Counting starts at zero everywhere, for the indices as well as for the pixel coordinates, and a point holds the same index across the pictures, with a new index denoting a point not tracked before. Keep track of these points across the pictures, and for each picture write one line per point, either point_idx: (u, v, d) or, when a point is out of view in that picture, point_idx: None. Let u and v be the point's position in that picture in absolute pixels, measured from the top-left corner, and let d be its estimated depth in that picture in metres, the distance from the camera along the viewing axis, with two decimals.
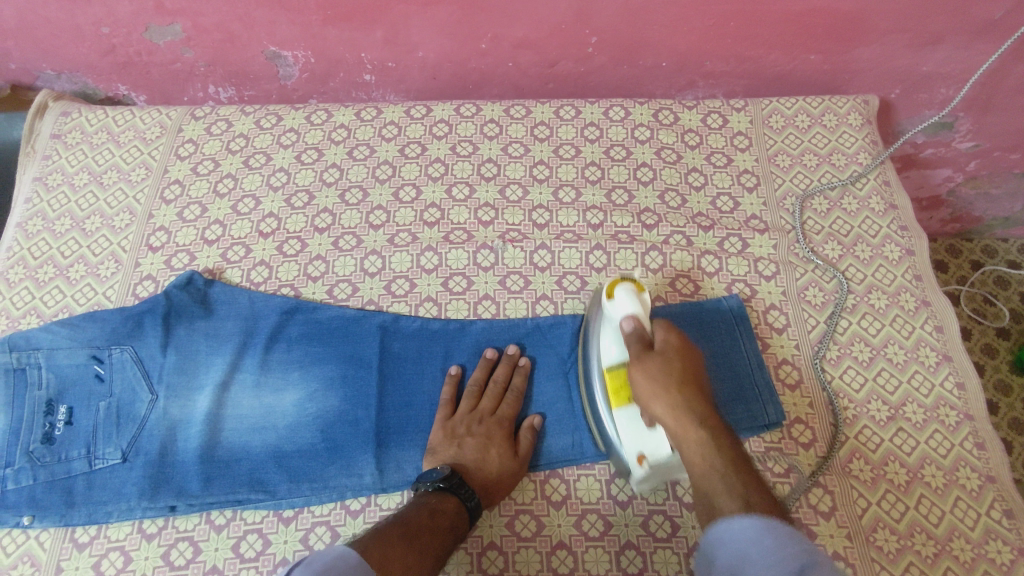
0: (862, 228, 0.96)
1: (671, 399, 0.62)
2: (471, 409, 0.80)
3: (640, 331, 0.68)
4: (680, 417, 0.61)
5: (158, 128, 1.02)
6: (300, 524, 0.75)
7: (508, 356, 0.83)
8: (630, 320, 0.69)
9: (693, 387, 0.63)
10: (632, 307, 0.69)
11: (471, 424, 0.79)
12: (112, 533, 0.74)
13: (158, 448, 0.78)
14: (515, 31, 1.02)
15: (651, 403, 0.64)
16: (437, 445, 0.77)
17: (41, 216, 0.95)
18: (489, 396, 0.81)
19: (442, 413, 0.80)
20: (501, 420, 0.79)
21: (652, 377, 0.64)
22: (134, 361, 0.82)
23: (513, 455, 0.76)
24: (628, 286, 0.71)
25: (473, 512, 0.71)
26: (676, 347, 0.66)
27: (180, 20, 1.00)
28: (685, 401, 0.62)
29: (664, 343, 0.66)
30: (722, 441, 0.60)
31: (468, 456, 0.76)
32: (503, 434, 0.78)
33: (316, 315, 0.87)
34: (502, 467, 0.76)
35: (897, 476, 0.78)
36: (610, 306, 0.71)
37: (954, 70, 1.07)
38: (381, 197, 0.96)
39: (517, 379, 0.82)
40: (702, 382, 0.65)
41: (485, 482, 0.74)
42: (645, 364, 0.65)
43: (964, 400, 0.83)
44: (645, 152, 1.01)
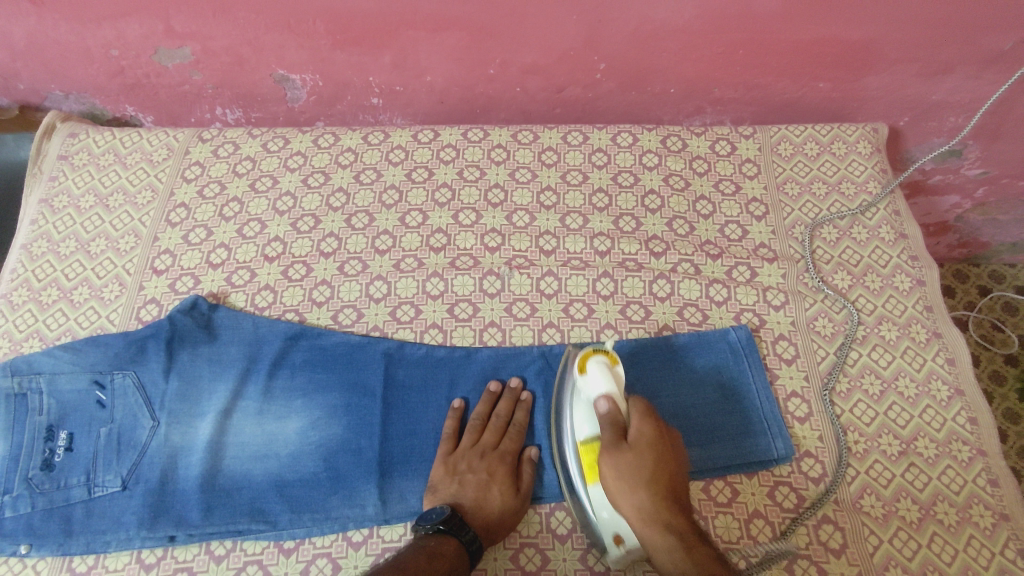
0: (871, 258, 0.95)
1: (639, 498, 0.67)
2: (473, 443, 0.79)
3: (614, 413, 0.70)
4: (647, 517, 0.66)
5: (165, 150, 1.02)
6: (301, 555, 0.74)
7: (510, 391, 0.83)
8: (605, 401, 0.70)
9: (661, 481, 0.67)
10: (606, 387, 0.71)
11: (472, 461, 0.77)
12: (111, 563, 0.73)
13: (159, 476, 0.77)
14: (523, 57, 1.02)
15: (621, 502, 0.68)
16: (439, 482, 0.76)
17: (47, 237, 0.95)
18: (490, 430, 0.80)
19: (444, 447, 0.79)
20: (502, 456, 0.78)
21: (623, 474, 0.68)
22: (136, 386, 0.82)
23: (514, 493, 0.75)
24: (600, 361, 0.73)
25: (475, 554, 0.69)
26: (649, 437, 0.70)
27: (190, 43, 1.00)
28: (651, 502, 0.66)
29: (636, 434, 0.70)
30: (689, 540, 0.64)
31: (469, 495, 0.75)
32: (505, 471, 0.77)
33: (321, 341, 0.86)
34: (502, 506, 0.74)
35: (909, 513, 0.77)
36: (583, 381, 0.73)
37: (963, 99, 1.06)
38: (387, 221, 0.96)
39: (519, 414, 0.81)
40: (672, 474, 0.69)
41: (486, 520, 0.73)
42: (617, 458, 0.68)
43: (977, 435, 0.82)
44: (653, 178, 1.01)
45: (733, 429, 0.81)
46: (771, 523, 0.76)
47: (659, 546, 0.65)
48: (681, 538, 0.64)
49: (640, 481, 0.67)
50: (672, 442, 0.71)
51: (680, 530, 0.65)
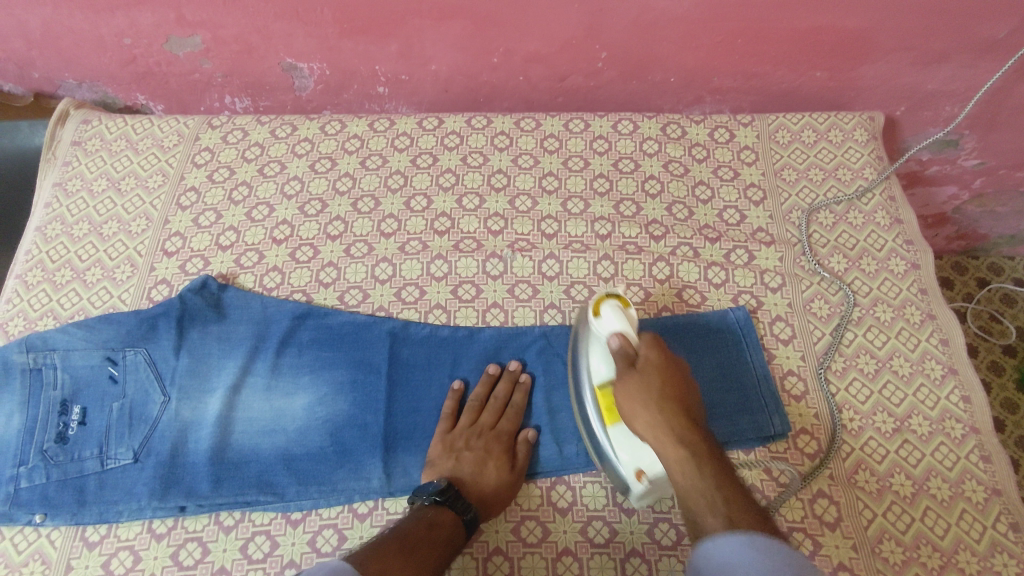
0: (867, 242, 0.97)
1: (650, 415, 0.67)
2: (471, 423, 0.81)
3: (626, 349, 0.71)
4: (658, 432, 0.66)
5: (175, 136, 1.04)
6: (307, 526, 0.76)
7: (509, 372, 0.84)
8: (617, 339, 0.71)
9: (669, 400, 0.68)
10: (619, 326, 0.72)
11: (470, 439, 0.79)
12: (123, 532, 0.75)
13: (170, 449, 0.79)
14: (526, 46, 1.04)
15: (634, 420, 0.69)
16: (437, 458, 0.78)
17: (61, 220, 0.97)
18: (489, 411, 0.82)
19: (443, 426, 0.81)
20: (499, 435, 0.80)
21: (630, 394, 0.69)
22: (148, 363, 0.84)
23: (510, 469, 0.77)
24: (612, 304, 0.73)
25: (471, 525, 0.71)
26: (657, 363, 0.70)
27: (200, 31, 1.02)
28: (660, 417, 0.67)
29: (643, 359, 0.71)
30: (699, 453, 0.64)
31: (466, 471, 0.76)
32: (501, 449, 0.78)
33: (328, 320, 0.88)
34: (498, 481, 0.76)
35: (902, 488, 0.78)
36: (596, 323, 0.74)
37: (959, 88, 1.08)
38: (393, 205, 0.98)
39: (518, 395, 0.83)
40: (680, 395, 0.69)
41: (481, 494, 0.75)
42: (625, 381, 0.70)
43: (970, 413, 0.83)
44: (653, 164, 1.03)
45: (730, 406, 0.82)
46: (767, 497, 0.77)
47: (669, 459, 0.65)
48: (691, 451, 0.64)
49: (649, 399, 0.68)
50: (682, 370, 0.72)
51: (690, 443, 0.65)
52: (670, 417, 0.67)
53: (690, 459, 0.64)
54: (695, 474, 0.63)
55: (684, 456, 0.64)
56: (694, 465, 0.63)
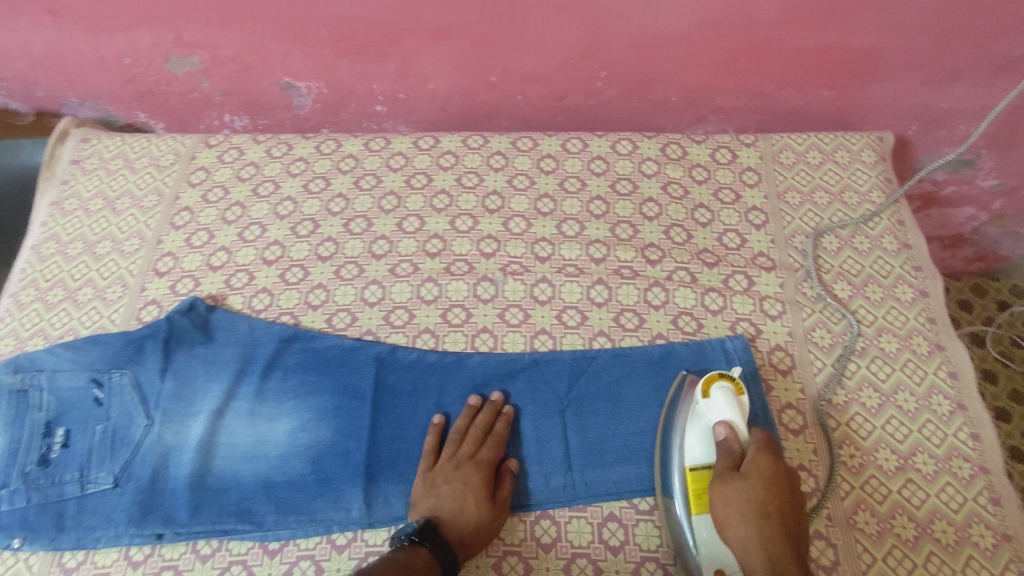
0: (873, 268, 0.93)
1: (745, 530, 0.66)
2: (451, 456, 0.78)
3: (733, 440, 0.72)
4: (752, 548, 0.65)
5: (172, 155, 1.04)
6: (284, 557, 0.74)
7: (492, 403, 0.82)
8: (725, 427, 0.73)
9: (773, 514, 0.67)
10: (729, 414, 0.73)
11: (450, 471, 0.77)
12: (100, 559, 0.75)
13: (150, 474, 0.79)
14: (524, 65, 1.02)
15: (728, 535, 0.68)
16: (418, 496, 0.75)
17: (55, 239, 0.98)
18: (468, 442, 0.79)
19: (426, 462, 0.78)
20: (480, 466, 0.77)
21: (731, 502, 0.68)
22: (133, 385, 0.83)
23: (490, 504, 0.74)
24: (725, 388, 0.75)
25: (449, 566, 0.69)
26: (765, 470, 0.69)
27: (198, 51, 1.03)
28: (758, 534, 0.66)
29: (750, 463, 0.70)
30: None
31: (446, 506, 0.74)
32: (481, 481, 0.75)
33: (314, 344, 0.87)
34: (479, 517, 0.73)
35: (905, 531, 0.75)
36: (704, 405, 0.75)
37: (973, 108, 1.04)
38: (385, 226, 0.97)
39: (499, 425, 0.80)
40: (785, 508, 0.67)
41: (462, 531, 0.72)
42: (725, 485, 0.69)
43: (979, 452, 0.79)
44: (651, 186, 1.00)
45: None
46: None
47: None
48: (782, 574, 0.63)
49: (750, 513, 0.67)
50: (793, 483, 0.70)
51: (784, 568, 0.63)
52: (771, 536, 0.65)
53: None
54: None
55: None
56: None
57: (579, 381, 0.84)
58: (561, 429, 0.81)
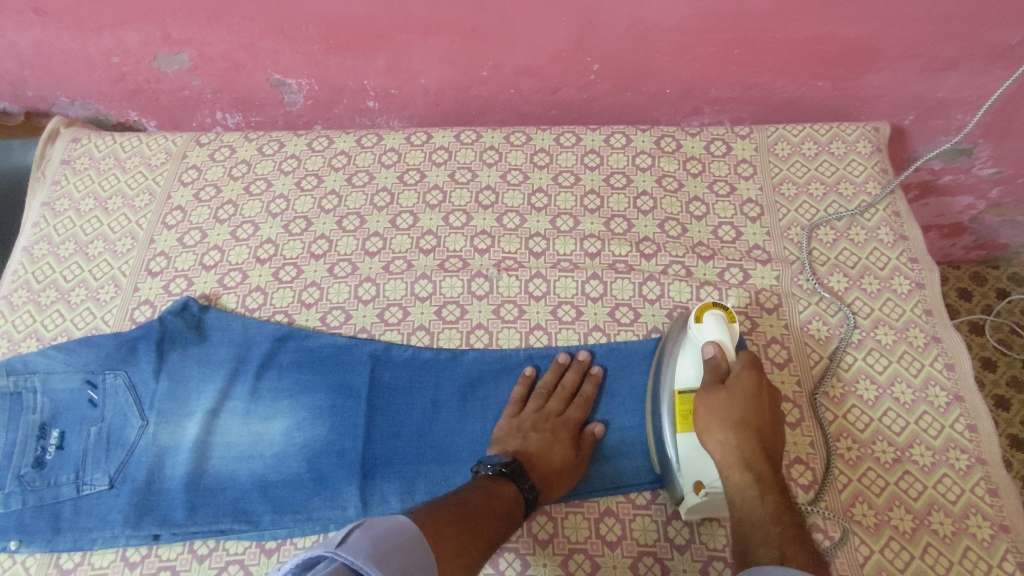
0: (869, 260, 0.92)
1: (725, 435, 0.68)
2: (538, 409, 0.81)
3: (719, 360, 0.73)
4: (731, 455, 0.67)
5: (163, 154, 1.04)
6: (281, 556, 0.74)
7: (578, 363, 0.84)
8: (712, 348, 0.73)
9: (754, 424, 0.68)
10: (718, 335, 0.74)
11: (538, 421, 0.80)
12: (97, 560, 0.74)
13: (145, 475, 0.78)
14: (516, 59, 1.01)
15: (708, 441, 0.69)
16: (504, 436, 0.79)
17: (47, 240, 0.97)
18: (558, 396, 0.82)
19: (511, 409, 0.81)
20: (567, 420, 0.80)
21: (714, 410, 0.69)
22: (127, 386, 0.83)
23: (574, 455, 0.77)
24: (717, 312, 0.75)
25: (529, 502, 0.71)
26: (750, 383, 0.71)
27: (187, 49, 1.02)
28: (737, 437, 0.67)
29: (736, 377, 0.71)
30: (765, 481, 0.64)
31: (533, 448, 0.77)
32: (568, 436, 0.78)
33: (308, 342, 0.86)
34: (563, 464, 0.76)
35: (902, 523, 0.74)
36: (694, 327, 0.75)
37: (969, 96, 1.03)
38: (378, 223, 0.96)
39: (588, 385, 0.82)
40: (765, 423, 0.69)
41: (545, 475, 0.75)
42: (711, 397, 0.70)
43: (976, 443, 0.79)
44: (646, 179, 1.00)
45: None
46: None
47: (736, 485, 0.65)
48: (758, 479, 0.64)
49: (731, 420, 0.68)
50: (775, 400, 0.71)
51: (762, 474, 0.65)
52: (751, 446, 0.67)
53: (757, 486, 0.64)
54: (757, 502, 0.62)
55: (751, 483, 0.64)
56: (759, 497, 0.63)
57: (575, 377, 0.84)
58: None
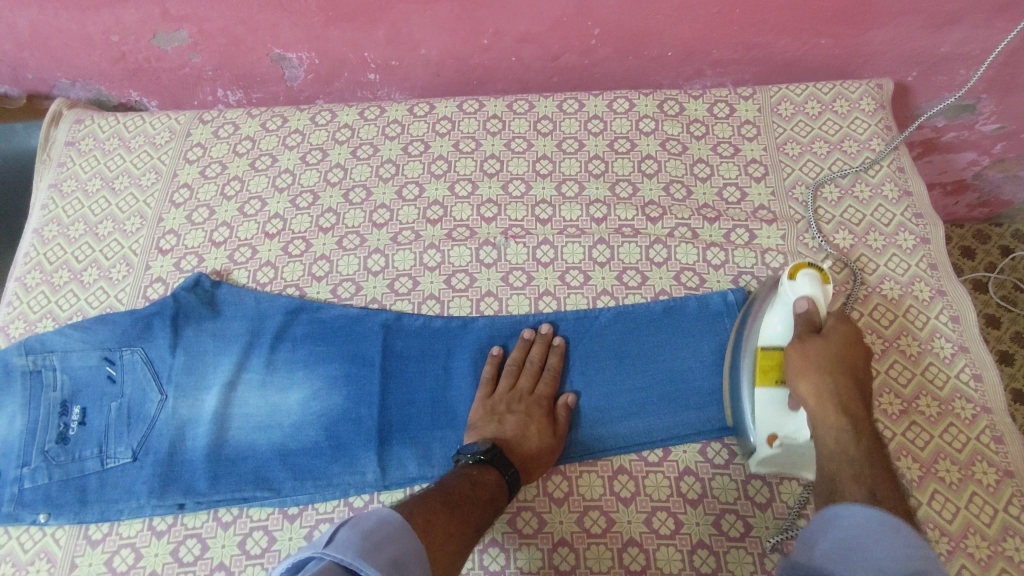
0: (874, 216, 0.93)
1: (822, 382, 0.66)
2: (510, 388, 0.81)
3: (812, 315, 0.70)
4: (826, 401, 0.65)
5: (167, 132, 1.04)
6: (304, 520, 0.76)
7: (543, 336, 0.84)
8: (804, 304, 0.70)
9: (851, 375, 0.67)
10: (810, 292, 0.71)
11: (511, 403, 0.79)
12: (124, 530, 0.76)
13: (167, 447, 0.80)
14: (517, 25, 1.01)
15: (800, 388, 0.68)
16: (478, 421, 0.78)
17: (57, 221, 0.98)
18: (527, 375, 0.82)
19: (483, 391, 0.81)
20: (539, 399, 0.80)
21: (810, 358, 0.68)
22: (145, 362, 0.84)
23: (551, 433, 0.77)
24: (811, 272, 0.71)
25: (512, 487, 0.72)
26: (845, 336, 0.70)
27: (187, 25, 1.01)
28: (835, 386, 0.66)
29: (831, 330, 0.70)
30: (862, 429, 0.63)
31: (509, 433, 0.76)
32: (542, 413, 0.78)
33: (321, 314, 0.87)
34: (540, 445, 0.76)
35: (910, 471, 0.76)
36: (787, 284, 0.72)
37: (973, 50, 1.03)
38: (384, 195, 0.97)
39: (553, 359, 0.83)
40: (860, 376, 0.68)
41: (524, 457, 0.75)
42: (807, 345, 0.68)
43: (982, 393, 0.80)
44: (650, 144, 1.00)
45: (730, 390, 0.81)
46: (769, 483, 0.76)
47: (831, 433, 0.63)
48: (856, 427, 0.63)
49: (829, 368, 0.67)
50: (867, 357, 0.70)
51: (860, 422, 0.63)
52: (850, 394, 0.65)
53: (853, 430, 0.63)
54: (853, 444, 0.61)
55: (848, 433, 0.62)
56: (857, 444, 0.61)
57: (583, 339, 0.85)
58: (569, 387, 0.83)
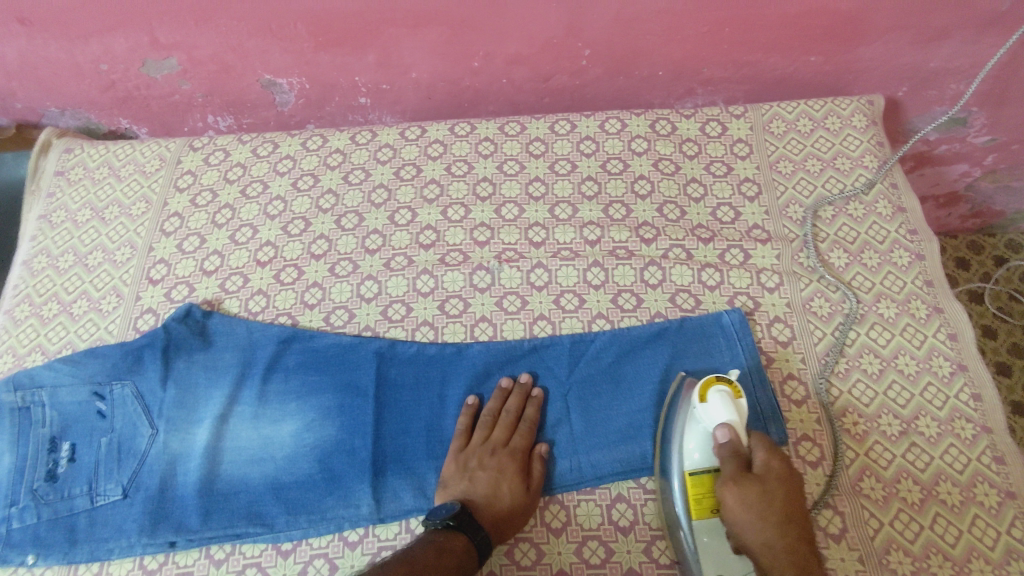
0: (868, 234, 0.93)
1: (766, 530, 0.65)
2: (483, 440, 0.79)
3: (735, 444, 0.70)
4: (776, 556, 0.64)
5: (157, 161, 1.03)
6: (298, 557, 0.75)
7: (521, 386, 0.82)
8: (725, 430, 0.70)
9: (789, 513, 0.66)
10: (727, 416, 0.71)
11: (483, 457, 0.78)
12: (115, 570, 0.75)
13: (158, 483, 0.79)
14: (507, 48, 1.01)
15: (746, 539, 0.66)
16: (450, 478, 0.77)
17: (46, 252, 0.97)
18: (501, 426, 0.80)
19: (457, 443, 0.79)
20: (513, 453, 0.78)
21: (747, 503, 0.66)
22: (135, 396, 0.83)
23: (524, 490, 0.75)
24: (723, 393, 0.73)
25: (483, 550, 0.70)
26: (776, 473, 0.68)
27: (176, 53, 1.01)
28: (778, 533, 0.65)
29: (764, 468, 0.68)
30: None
31: (480, 492, 0.75)
32: (515, 468, 0.77)
33: (314, 343, 0.87)
34: (513, 504, 0.74)
35: (911, 494, 0.75)
36: (702, 408, 0.73)
37: (962, 65, 1.03)
38: (377, 220, 0.96)
39: (530, 410, 0.81)
40: (800, 514, 0.67)
41: (496, 517, 0.73)
42: (742, 488, 0.67)
43: (981, 412, 0.80)
44: (642, 164, 1.00)
45: None
46: None
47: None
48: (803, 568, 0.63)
49: (770, 511, 0.66)
50: (799, 484, 0.70)
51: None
52: (791, 536, 0.65)
53: None
54: None
55: None
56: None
57: (580, 364, 0.84)
58: (565, 414, 0.82)
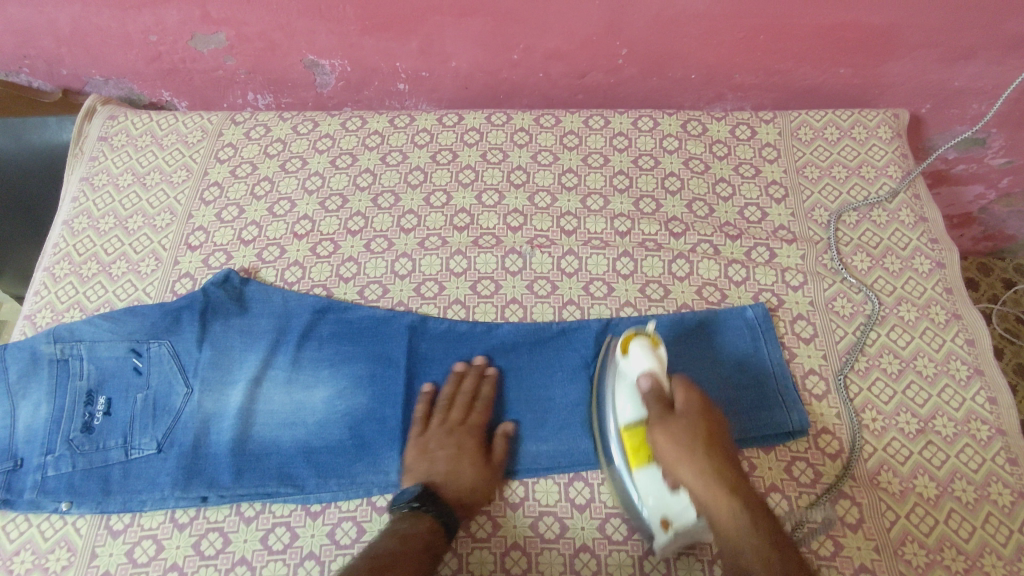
0: (891, 241, 0.95)
1: (699, 463, 0.66)
2: (440, 422, 0.80)
3: (658, 388, 0.72)
4: (708, 484, 0.65)
5: (199, 132, 1.06)
6: (327, 518, 0.76)
7: (475, 367, 0.84)
8: (648, 378, 0.73)
9: (717, 446, 0.67)
10: (648, 364, 0.73)
11: (440, 438, 0.79)
12: (146, 521, 0.76)
13: (192, 440, 0.81)
14: (547, 42, 1.04)
15: (679, 474, 0.67)
16: (411, 460, 0.77)
17: (87, 214, 0.99)
18: (457, 407, 0.81)
19: (417, 426, 0.80)
20: (469, 431, 0.80)
21: (679, 443, 0.67)
22: (171, 354, 0.85)
23: (485, 465, 0.77)
24: (642, 342, 0.74)
25: (450, 528, 0.72)
26: (697, 406, 0.70)
27: (225, 28, 1.04)
28: (713, 467, 0.65)
29: (684, 403, 0.70)
30: (755, 509, 0.63)
31: (440, 471, 0.76)
32: (473, 445, 0.78)
33: (347, 315, 0.88)
34: (474, 479, 0.76)
35: (926, 490, 0.77)
36: (627, 362, 0.75)
37: (985, 86, 1.06)
38: (412, 201, 0.99)
39: (484, 389, 0.82)
40: (724, 439, 0.69)
41: (459, 493, 0.75)
42: (669, 427, 0.68)
43: (996, 415, 0.82)
44: (673, 161, 1.02)
45: (749, 403, 0.81)
46: (788, 496, 0.77)
47: (723, 515, 0.63)
48: (746, 506, 0.63)
49: (698, 445, 0.67)
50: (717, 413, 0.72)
51: (748, 499, 0.64)
52: (721, 463, 0.66)
53: (747, 511, 0.63)
54: (750, 532, 0.62)
55: (746, 521, 0.62)
56: (755, 528, 0.62)
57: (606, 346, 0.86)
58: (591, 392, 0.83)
